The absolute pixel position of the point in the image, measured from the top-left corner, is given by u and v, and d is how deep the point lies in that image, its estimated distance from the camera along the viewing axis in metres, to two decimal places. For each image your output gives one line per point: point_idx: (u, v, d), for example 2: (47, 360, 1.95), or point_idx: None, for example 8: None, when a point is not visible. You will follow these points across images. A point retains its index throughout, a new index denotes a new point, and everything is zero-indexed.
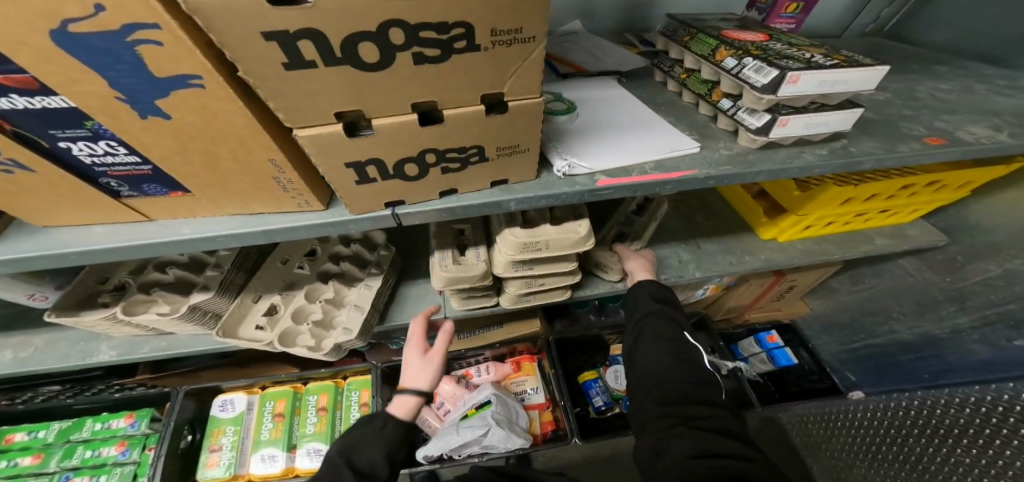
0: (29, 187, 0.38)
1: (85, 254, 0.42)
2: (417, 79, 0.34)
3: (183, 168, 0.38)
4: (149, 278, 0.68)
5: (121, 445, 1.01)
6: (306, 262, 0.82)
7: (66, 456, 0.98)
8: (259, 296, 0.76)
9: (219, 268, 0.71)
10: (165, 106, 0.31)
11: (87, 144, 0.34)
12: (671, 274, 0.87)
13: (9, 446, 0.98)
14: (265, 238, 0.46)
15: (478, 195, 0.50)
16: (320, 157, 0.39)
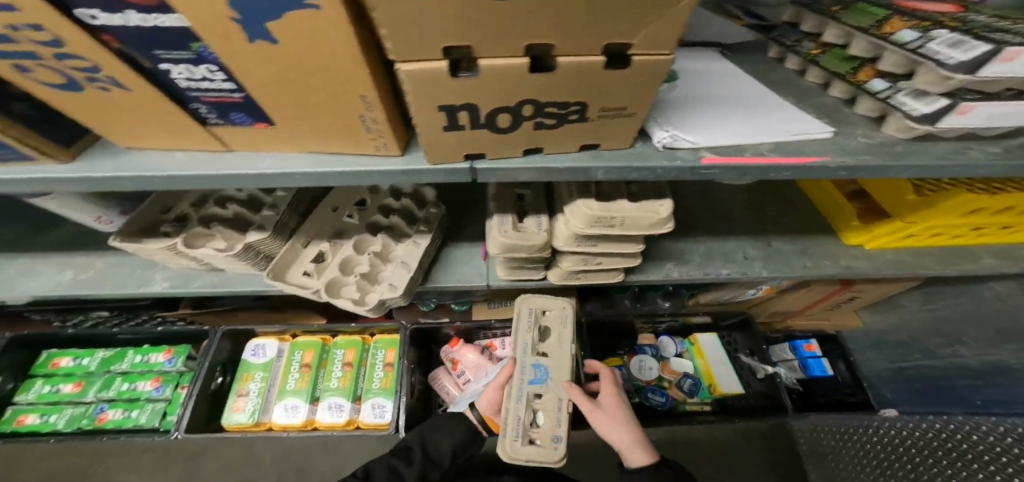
0: (122, 108, 0.36)
1: (167, 179, 0.42)
2: (541, 17, 0.29)
3: (277, 99, 0.35)
4: (209, 212, 0.68)
5: (156, 381, 1.06)
6: (356, 212, 0.80)
7: (104, 387, 1.04)
8: (308, 242, 0.75)
9: (275, 209, 0.69)
10: (278, 33, 0.28)
11: (187, 67, 0.32)
12: (734, 270, 0.85)
13: (56, 370, 1.05)
14: (343, 179, 0.45)
15: (564, 158, 0.46)
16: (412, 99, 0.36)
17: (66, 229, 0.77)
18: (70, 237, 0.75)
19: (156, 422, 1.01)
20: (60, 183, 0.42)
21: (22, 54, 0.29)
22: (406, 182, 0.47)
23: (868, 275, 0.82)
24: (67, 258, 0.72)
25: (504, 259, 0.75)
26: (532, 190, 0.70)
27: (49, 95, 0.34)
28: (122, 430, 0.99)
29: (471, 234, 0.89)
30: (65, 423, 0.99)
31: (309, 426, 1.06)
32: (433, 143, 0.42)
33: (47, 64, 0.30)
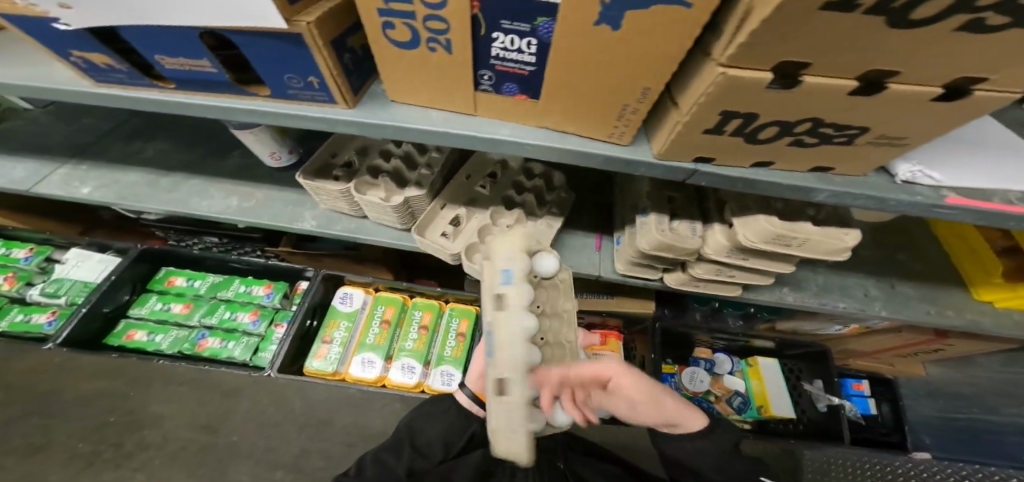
0: (426, 66, 0.43)
1: (421, 131, 0.48)
2: (919, 47, 0.26)
3: (560, 78, 0.40)
4: (373, 164, 0.77)
5: (253, 314, 1.17)
6: (488, 183, 0.84)
7: (208, 313, 1.17)
8: (445, 205, 0.80)
9: (429, 169, 0.77)
10: (627, 21, 0.31)
11: (513, 38, 0.37)
12: (853, 305, 0.86)
13: (171, 287, 1.21)
14: (561, 158, 0.49)
15: (790, 177, 0.45)
16: (698, 100, 0.35)
17: (232, 161, 0.86)
18: (236, 169, 0.85)
19: (248, 356, 1.11)
20: (338, 123, 0.47)
21: (402, 13, 0.36)
22: (623, 171, 0.48)
23: (988, 332, 0.83)
24: (235, 186, 0.82)
25: (633, 256, 0.75)
26: (684, 193, 0.68)
27: (382, 48, 0.42)
28: (218, 357, 1.12)
29: (586, 224, 0.90)
30: (167, 345, 1.13)
31: (380, 384, 1.09)
32: (679, 140, 0.41)
33: (411, 24, 0.37)
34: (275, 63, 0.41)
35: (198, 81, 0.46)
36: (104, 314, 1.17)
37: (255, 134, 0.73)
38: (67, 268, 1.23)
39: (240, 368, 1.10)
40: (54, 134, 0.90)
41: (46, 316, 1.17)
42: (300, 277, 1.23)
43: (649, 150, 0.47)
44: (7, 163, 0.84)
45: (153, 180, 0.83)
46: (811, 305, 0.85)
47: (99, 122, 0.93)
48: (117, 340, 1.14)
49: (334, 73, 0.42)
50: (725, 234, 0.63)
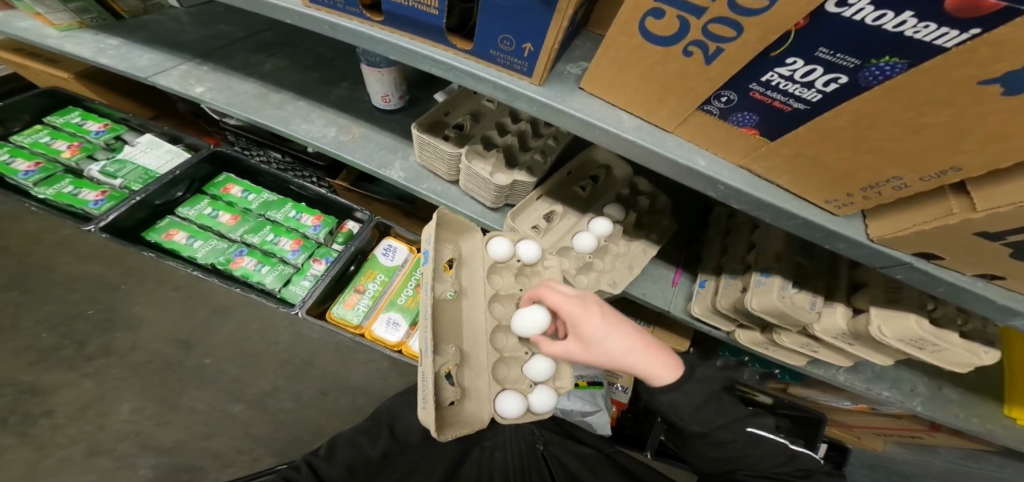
0: (661, 67, 0.37)
1: (610, 136, 0.44)
2: None
3: (828, 129, 0.33)
4: (486, 133, 0.70)
5: (295, 243, 1.06)
6: (590, 185, 0.75)
7: (253, 230, 1.06)
8: (542, 196, 0.71)
9: (544, 156, 0.70)
10: None
11: (811, 69, 0.30)
12: (895, 396, 0.82)
13: (226, 195, 1.11)
14: (748, 207, 0.43)
15: (1008, 296, 0.39)
16: (1013, 205, 0.28)
17: (337, 91, 0.88)
18: (339, 100, 0.85)
19: (278, 285, 0.99)
20: (521, 97, 0.46)
21: (690, 4, 0.30)
22: (815, 242, 0.43)
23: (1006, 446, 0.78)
24: (337, 116, 0.82)
25: (720, 304, 0.68)
26: (814, 263, 0.62)
27: (623, 30, 0.36)
28: (248, 279, 1.00)
29: (667, 252, 0.82)
30: (204, 254, 1.01)
31: (398, 349, 0.99)
32: (922, 236, 0.35)
33: (688, 20, 0.31)
34: (493, 18, 0.41)
35: (408, 19, 0.45)
36: (152, 206, 1.04)
37: (380, 73, 0.73)
38: (134, 152, 1.11)
39: (266, 297, 0.98)
40: (193, 35, 0.97)
41: (96, 195, 1.02)
42: (349, 217, 1.13)
43: (859, 227, 0.41)
44: (138, 51, 0.90)
45: (263, 93, 0.85)
46: (859, 389, 0.83)
47: (232, 30, 1.00)
48: (156, 235, 1.02)
49: (553, 45, 0.40)
50: (847, 317, 0.57)
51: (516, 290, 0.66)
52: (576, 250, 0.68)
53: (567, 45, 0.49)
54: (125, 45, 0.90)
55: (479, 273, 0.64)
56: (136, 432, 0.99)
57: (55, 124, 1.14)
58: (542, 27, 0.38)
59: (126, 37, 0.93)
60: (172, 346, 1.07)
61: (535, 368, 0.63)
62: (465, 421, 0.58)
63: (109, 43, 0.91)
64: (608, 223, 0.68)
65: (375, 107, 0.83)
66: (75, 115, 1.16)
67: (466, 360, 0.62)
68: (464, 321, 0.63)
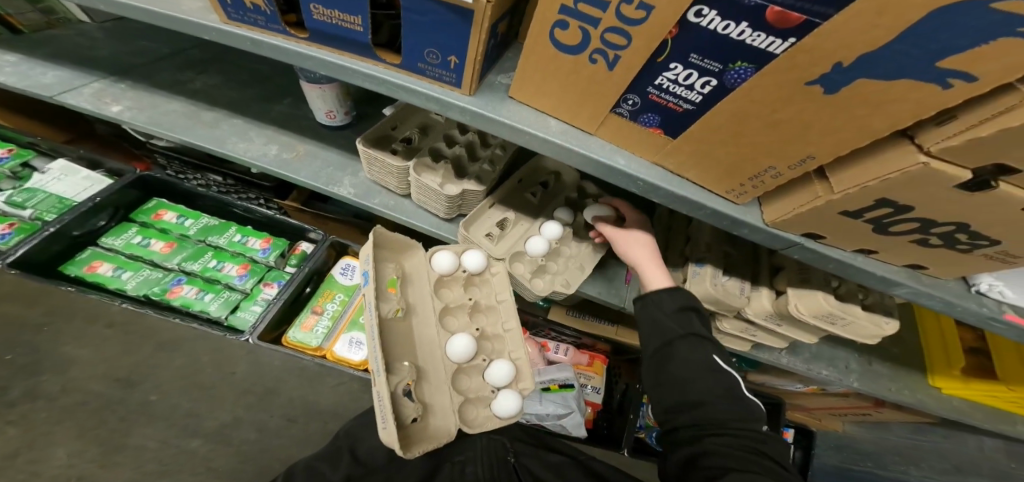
0: (573, 74, 0.41)
1: (538, 140, 0.47)
2: None
3: (714, 126, 0.38)
4: (434, 145, 0.72)
5: (242, 268, 1.04)
6: (539, 191, 0.79)
7: (191, 257, 1.04)
8: (494, 204, 0.74)
9: (491, 165, 0.73)
10: (852, 86, 0.27)
11: (689, 73, 0.34)
12: (833, 373, 0.89)
13: (158, 222, 1.07)
14: (665, 201, 0.47)
15: (884, 267, 0.45)
16: (859, 185, 0.33)
17: (277, 108, 0.88)
18: (279, 117, 0.86)
19: (225, 313, 0.97)
20: (453, 107, 0.48)
21: (587, 16, 0.34)
22: (725, 229, 0.47)
23: (932, 412, 0.85)
24: (281, 135, 0.82)
25: None
26: (740, 252, 0.68)
27: (538, 42, 0.40)
28: (188, 308, 0.97)
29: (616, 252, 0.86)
30: (134, 285, 0.98)
31: (363, 368, 0.98)
32: (803, 218, 0.40)
33: (588, 30, 0.36)
34: (419, 35, 0.44)
35: (339, 36, 0.47)
36: (70, 237, 0.99)
37: (322, 89, 0.74)
38: (45, 180, 1.06)
39: (211, 326, 0.95)
40: (103, 49, 0.95)
41: (0, 228, 0.98)
42: (302, 238, 1.12)
43: (758, 214, 0.47)
44: (41, 68, 0.87)
45: (193, 111, 0.85)
46: (800, 369, 0.89)
47: (155, 46, 0.99)
48: (76, 269, 0.98)
49: (477, 57, 0.43)
50: (771, 298, 0.62)
51: (466, 301, 0.68)
52: (529, 254, 0.70)
53: (496, 57, 0.52)
54: (25, 63, 0.87)
55: (426, 289, 0.66)
56: (78, 476, 0.95)
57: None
58: (465, 41, 0.42)
59: (24, 52, 0.90)
60: (110, 386, 0.98)
61: (495, 373, 0.65)
62: (431, 436, 0.58)
63: (3, 58, 0.87)
64: (558, 226, 0.72)
65: (320, 124, 0.84)
66: None
67: (423, 375, 0.63)
68: (416, 337, 0.65)
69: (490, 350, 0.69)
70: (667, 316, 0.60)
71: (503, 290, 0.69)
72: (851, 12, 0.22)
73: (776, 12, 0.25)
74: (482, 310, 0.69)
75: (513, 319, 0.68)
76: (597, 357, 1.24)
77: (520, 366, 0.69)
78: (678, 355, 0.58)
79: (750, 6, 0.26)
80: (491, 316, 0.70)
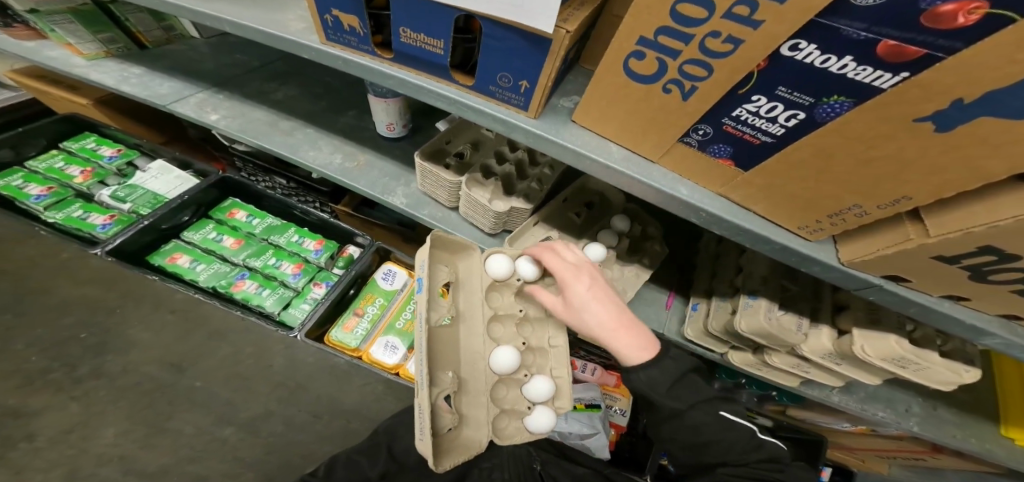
0: (643, 102, 0.41)
1: (598, 164, 0.47)
2: None
3: (793, 160, 0.36)
4: (485, 162, 0.73)
5: (297, 267, 1.09)
6: (584, 212, 0.78)
7: (254, 254, 1.09)
8: (538, 222, 0.74)
9: (540, 184, 0.73)
10: (966, 127, 0.25)
11: (774, 105, 0.34)
12: (891, 415, 0.83)
13: (231, 220, 1.14)
14: (728, 233, 0.46)
15: (975, 316, 0.42)
16: (963, 231, 0.31)
17: (343, 119, 0.93)
18: (347, 128, 0.90)
19: (278, 308, 1.01)
20: (518, 129, 0.49)
21: (667, 48, 0.35)
22: (794, 265, 0.45)
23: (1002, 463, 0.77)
24: (341, 144, 0.86)
25: (712, 326, 0.69)
26: (800, 287, 0.65)
27: (610, 71, 0.40)
28: (248, 302, 1.02)
29: (660, 276, 0.84)
30: (206, 277, 1.04)
31: (395, 371, 0.99)
32: (889, 260, 0.38)
33: (666, 61, 0.36)
34: (493, 59, 0.45)
35: (419, 59, 0.50)
36: (159, 230, 1.08)
37: (386, 103, 0.78)
38: (145, 177, 1.16)
39: (265, 319, 0.99)
40: (212, 63, 1.04)
41: (103, 219, 1.07)
42: (350, 242, 1.15)
43: (832, 252, 0.44)
44: (158, 80, 0.96)
45: (275, 120, 0.90)
46: (854, 409, 0.83)
47: (247, 60, 1.06)
48: (160, 259, 1.05)
49: (547, 83, 0.44)
50: (832, 337, 0.59)
51: (515, 310, 0.68)
52: None
53: (561, 80, 0.53)
54: (148, 75, 0.97)
55: (476, 296, 0.66)
56: (120, 456, 0.94)
57: (70, 149, 1.20)
58: (538, 68, 0.43)
59: (149, 67, 1.00)
60: (164, 369, 1.03)
61: (531, 389, 0.63)
62: (462, 446, 0.60)
63: (132, 72, 0.97)
64: (602, 249, 0.70)
65: (380, 135, 0.88)
66: (90, 141, 1.22)
67: (464, 386, 0.64)
68: (462, 344, 0.66)
69: (532, 364, 0.68)
70: (660, 392, 0.55)
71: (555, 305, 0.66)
72: (974, 54, 0.21)
73: (890, 46, 0.24)
74: (530, 323, 0.69)
75: (561, 336, 0.69)
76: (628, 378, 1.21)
77: (559, 384, 0.68)
78: (675, 405, 0.57)
79: (857, 40, 0.25)
80: (537, 329, 0.70)
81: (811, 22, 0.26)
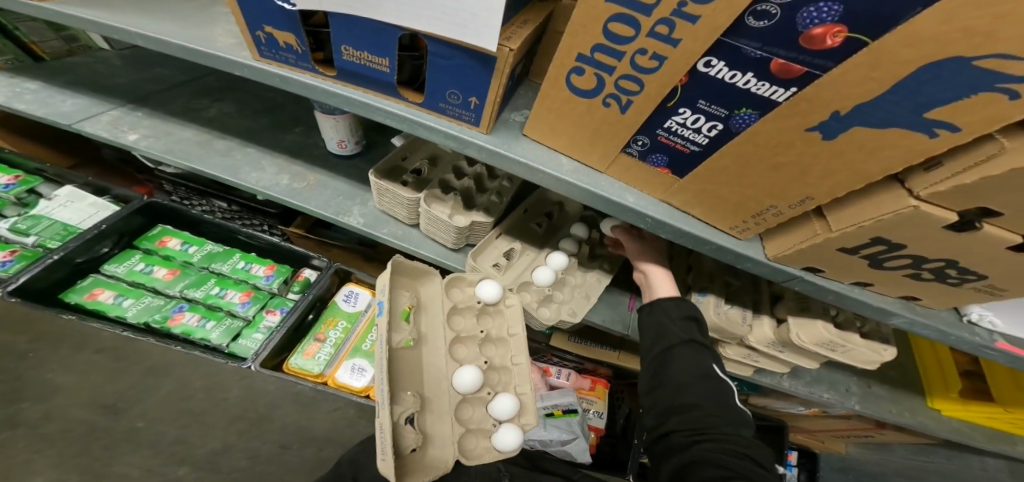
0: (587, 117, 0.44)
1: (550, 176, 0.50)
2: None
3: (719, 167, 0.40)
4: (443, 178, 0.75)
5: (245, 295, 1.04)
6: (544, 222, 0.81)
7: (194, 285, 1.04)
8: (500, 234, 0.76)
9: (499, 197, 0.76)
10: (847, 134, 0.30)
11: (697, 117, 0.37)
12: (835, 396, 0.89)
13: (163, 249, 1.08)
14: (671, 235, 0.50)
15: (881, 298, 0.47)
16: (857, 225, 0.35)
17: (290, 136, 0.91)
18: (294, 146, 0.89)
19: (226, 341, 0.96)
20: (472, 145, 0.51)
21: (603, 64, 0.37)
22: (729, 263, 0.49)
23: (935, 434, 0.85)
24: (291, 163, 0.85)
25: None
26: (741, 281, 0.70)
27: (555, 87, 0.43)
28: (190, 335, 0.96)
29: (618, 280, 0.88)
30: (136, 312, 0.97)
31: (364, 394, 0.97)
32: (805, 253, 0.42)
33: (603, 78, 0.39)
34: (441, 77, 0.47)
35: (366, 76, 0.51)
36: (73, 264, 0.99)
37: (335, 120, 0.78)
38: (51, 206, 1.07)
39: (213, 353, 0.94)
40: (122, 78, 0.99)
41: (1, 255, 0.98)
42: (305, 265, 1.13)
43: (759, 249, 0.49)
44: (60, 96, 0.90)
45: (207, 140, 0.87)
46: (802, 392, 0.89)
47: (168, 73, 1.03)
48: (76, 296, 0.97)
49: (496, 98, 0.46)
50: (772, 327, 0.64)
51: (477, 332, 0.68)
52: (535, 283, 0.71)
53: (510, 96, 0.56)
54: (44, 90, 0.90)
55: (438, 318, 0.67)
56: None
57: None
58: (485, 85, 0.45)
59: (47, 81, 0.93)
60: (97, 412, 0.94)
61: (497, 407, 0.64)
62: (425, 467, 0.58)
63: (26, 87, 0.90)
64: (564, 257, 0.73)
65: (331, 153, 0.87)
66: None
67: (427, 405, 0.63)
68: (424, 367, 0.65)
69: (496, 382, 0.69)
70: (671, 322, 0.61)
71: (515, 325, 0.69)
72: (846, 68, 0.25)
73: (780, 64, 0.28)
74: (492, 342, 0.70)
75: (523, 354, 0.69)
76: (599, 382, 1.24)
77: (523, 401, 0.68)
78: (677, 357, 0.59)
79: (756, 58, 0.29)
80: (500, 348, 0.71)
81: (715, 42, 0.30)
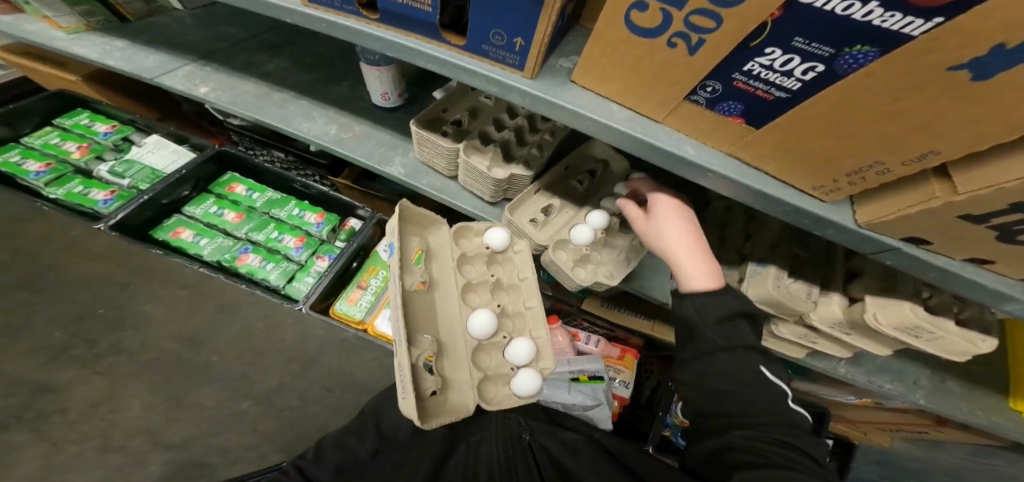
0: (647, 58, 0.38)
1: (599, 125, 0.45)
2: None
3: (809, 114, 0.34)
4: (484, 129, 0.71)
5: (299, 240, 1.09)
6: (587, 180, 0.76)
7: (256, 228, 1.10)
8: (540, 189, 0.73)
9: (540, 150, 0.71)
10: (1005, 76, 0.22)
11: (790, 57, 0.31)
12: (899, 388, 0.82)
13: (230, 194, 1.15)
14: (737, 194, 0.44)
15: (999, 281, 0.39)
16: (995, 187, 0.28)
17: (337, 89, 0.90)
18: (340, 98, 0.87)
19: (282, 282, 1.02)
20: (515, 91, 0.47)
21: None
22: (806, 227, 0.43)
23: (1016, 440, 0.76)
24: (337, 114, 0.84)
25: None
26: (811, 255, 0.63)
27: (611, 23, 0.37)
28: (253, 275, 1.03)
29: None
30: (208, 251, 1.05)
31: None
32: (910, 219, 0.36)
33: (670, 11, 0.32)
34: (486, 13, 0.42)
35: (409, 18, 0.47)
36: (160, 205, 1.10)
37: (379, 72, 0.75)
38: (141, 152, 1.17)
39: (271, 293, 1.01)
40: (194, 35, 1.01)
41: (105, 195, 1.10)
42: (351, 215, 1.16)
43: (848, 214, 0.42)
44: (144, 53, 0.93)
45: (266, 92, 0.87)
46: (861, 381, 0.82)
47: (233, 31, 1.03)
48: (165, 233, 1.08)
49: (545, 38, 0.41)
50: (842, 305, 0.57)
51: (488, 278, 0.67)
52: (574, 242, 0.68)
53: (559, 39, 0.50)
54: (131, 48, 0.94)
55: (449, 264, 0.66)
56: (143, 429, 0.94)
57: (64, 126, 1.20)
58: (533, 20, 0.40)
59: (133, 40, 0.97)
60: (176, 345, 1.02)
61: (514, 351, 0.62)
62: (452, 409, 0.56)
63: (116, 45, 0.95)
64: (604, 215, 0.68)
65: (375, 105, 0.85)
66: (83, 117, 1.22)
67: (444, 349, 0.61)
68: (438, 310, 0.64)
69: (513, 329, 0.67)
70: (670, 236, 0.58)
71: (526, 268, 0.68)
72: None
73: None
74: (505, 287, 0.68)
75: (536, 297, 0.67)
76: (631, 351, 1.22)
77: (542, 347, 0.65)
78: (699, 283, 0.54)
79: None
80: (513, 294, 0.69)
81: None
